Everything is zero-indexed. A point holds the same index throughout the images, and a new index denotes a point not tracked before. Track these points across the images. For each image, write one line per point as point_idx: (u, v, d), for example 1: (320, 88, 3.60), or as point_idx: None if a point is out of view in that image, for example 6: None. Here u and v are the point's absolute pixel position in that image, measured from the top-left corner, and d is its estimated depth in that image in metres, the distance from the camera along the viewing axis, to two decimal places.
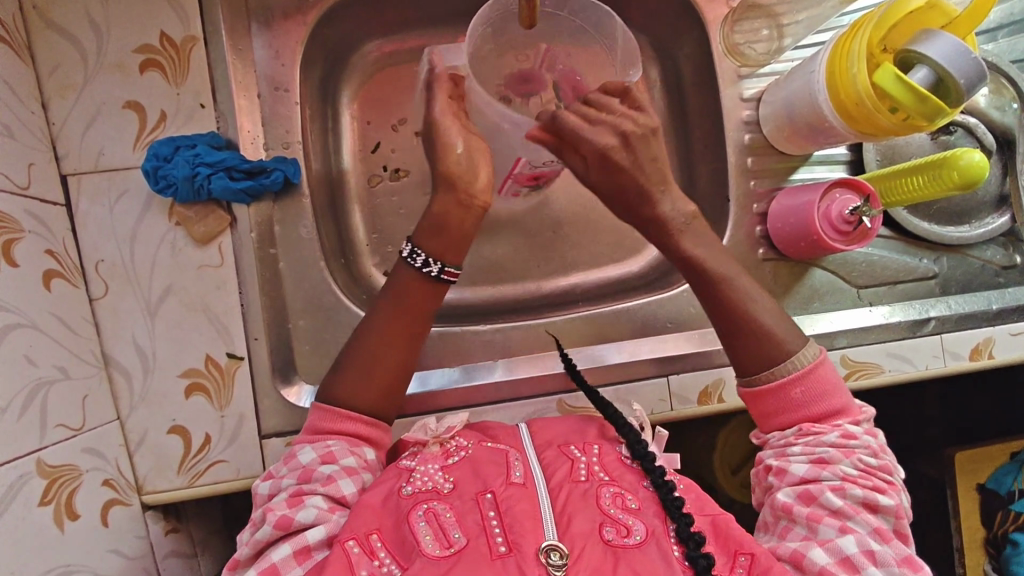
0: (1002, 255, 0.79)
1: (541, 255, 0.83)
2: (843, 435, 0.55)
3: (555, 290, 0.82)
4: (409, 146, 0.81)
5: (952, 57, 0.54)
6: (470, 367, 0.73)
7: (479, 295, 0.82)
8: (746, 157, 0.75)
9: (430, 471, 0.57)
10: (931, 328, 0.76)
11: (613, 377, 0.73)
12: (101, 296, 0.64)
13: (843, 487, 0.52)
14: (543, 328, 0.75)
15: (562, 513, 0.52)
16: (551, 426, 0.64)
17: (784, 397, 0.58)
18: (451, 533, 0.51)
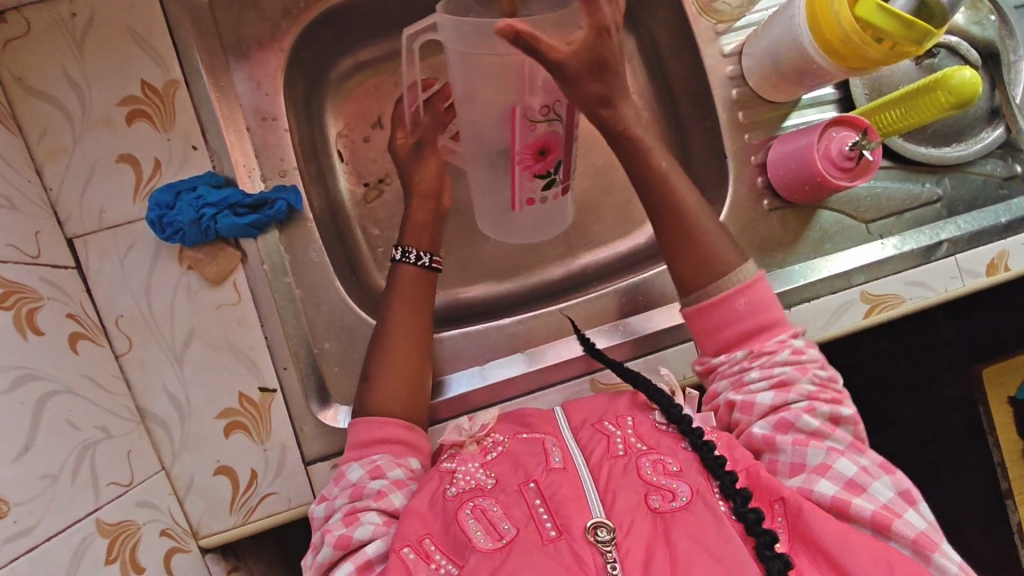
0: (1002, 167, 0.79)
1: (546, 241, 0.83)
2: (793, 351, 0.60)
3: (566, 274, 0.83)
4: None
5: None
6: (493, 363, 0.74)
7: (493, 290, 0.82)
8: (736, 111, 0.76)
9: (471, 469, 0.58)
10: (944, 250, 0.76)
11: (641, 349, 0.74)
12: (126, 351, 0.65)
13: (812, 406, 0.57)
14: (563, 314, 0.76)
15: (607, 492, 0.51)
16: (587, 410, 0.63)
17: (728, 311, 0.62)
18: (500, 525, 0.51)
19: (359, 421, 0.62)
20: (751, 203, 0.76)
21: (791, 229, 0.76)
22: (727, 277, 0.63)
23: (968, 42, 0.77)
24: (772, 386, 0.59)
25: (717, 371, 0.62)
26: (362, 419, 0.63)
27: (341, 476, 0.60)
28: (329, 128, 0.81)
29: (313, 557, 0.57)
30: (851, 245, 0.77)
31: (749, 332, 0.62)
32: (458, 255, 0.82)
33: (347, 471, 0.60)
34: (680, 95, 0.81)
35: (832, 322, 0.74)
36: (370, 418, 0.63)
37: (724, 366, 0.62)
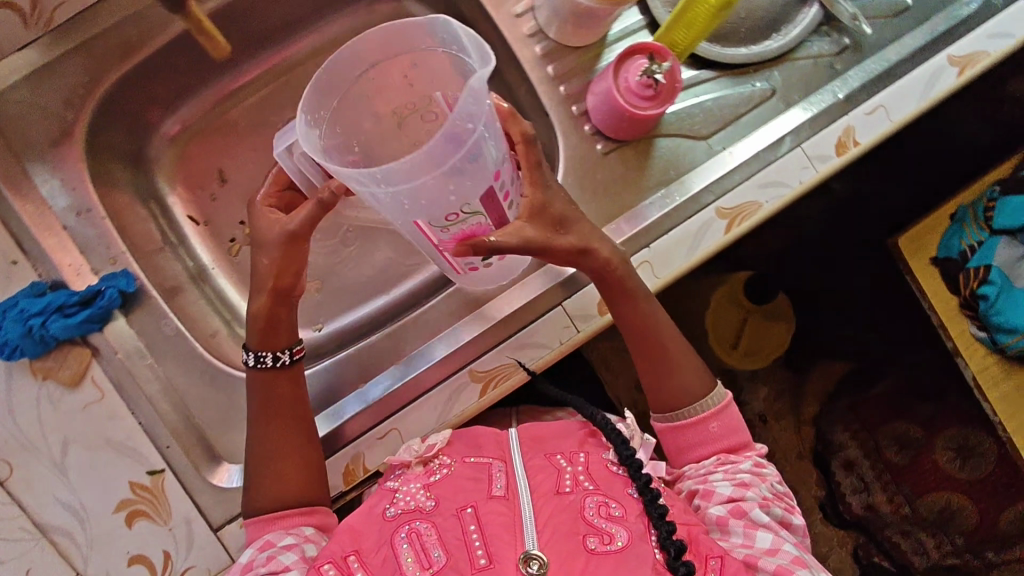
0: (829, 44, 0.78)
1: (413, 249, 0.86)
2: (754, 464, 0.68)
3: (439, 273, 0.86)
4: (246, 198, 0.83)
5: None
6: (375, 382, 0.73)
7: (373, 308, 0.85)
8: (546, 66, 0.75)
9: (412, 490, 0.63)
10: (788, 145, 0.74)
11: (512, 327, 0.73)
12: (8, 476, 0.65)
13: (764, 504, 0.64)
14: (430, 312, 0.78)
15: (542, 525, 0.57)
16: (540, 434, 0.70)
17: (703, 431, 0.70)
18: (432, 553, 0.56)
19: (249, 522, 0.63)
20: (586, 151, 0.75)
21: (632, 165, 0.75)
22: (694, 406, 0.71)
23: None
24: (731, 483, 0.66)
25: (687, 473, 0.70)
26: (255, 519, 0.63)
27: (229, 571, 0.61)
28: (167, 197, 0.81)
29: None
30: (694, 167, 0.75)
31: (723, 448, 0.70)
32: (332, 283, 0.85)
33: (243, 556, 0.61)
34: None
35: (695, 246, 0.71)
36: (260, 518, 0.63)
37: (690, 470, 0.70)
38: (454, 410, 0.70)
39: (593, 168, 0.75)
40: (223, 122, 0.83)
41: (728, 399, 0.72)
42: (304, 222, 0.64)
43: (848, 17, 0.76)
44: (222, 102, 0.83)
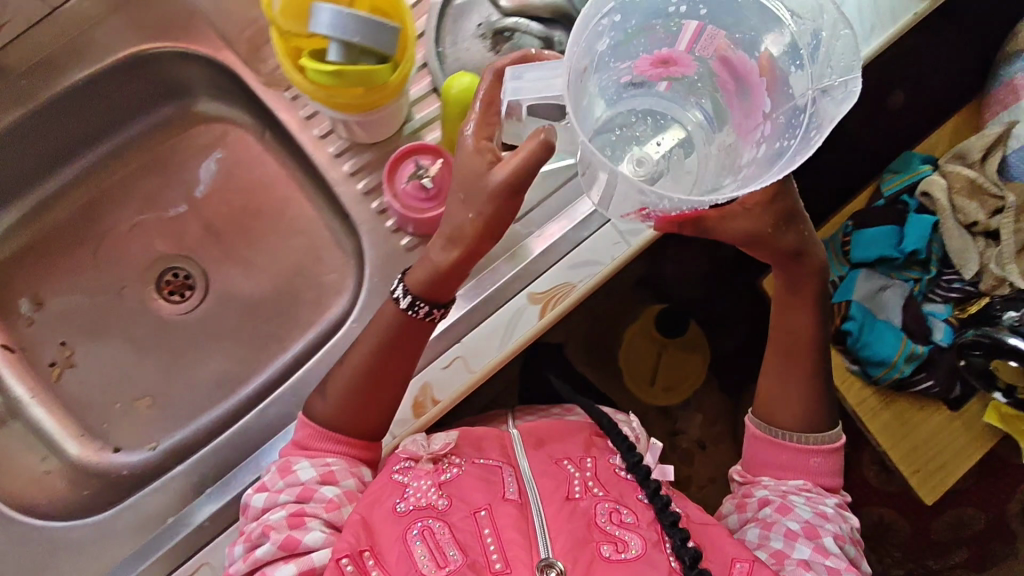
0: None
1: (257, 348, 0.86)
2: (838, 507, 0.70)
3: (282, 367, 0.85)
4: (62, 314, 0.83)
5: (337, 26, 0.49)
6: (181, 515, 0.70)
7: (217, 413, 0.84)
8: (343, 164, 0.74)
9: (423, 488, 0.64)
10: (596, 221, 0.74)
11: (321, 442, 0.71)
12: None
13: (838, 539, 0.66)
14: (252, 423, 0.75)
15: (557, 530, 0.59)
16: (545, 435, 0.74)
17: (803, 461, 0.73)
18: (448, 551, 0.58)
19: (308, 428, 0.67)
20: (389, 247, 0.73)
21: None
22: (819, 435, 0.73)
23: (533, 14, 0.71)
24: (816, 511, 0.68)
25: (762, 482, 0.72)
26: (311, 426, 0.67)
27: (290, 471, 0.63)
28: None
29: (247, 549, 0.59)
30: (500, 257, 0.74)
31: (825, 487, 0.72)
32: (172, 393, 0.84)
33: (297, 468, 0.64)
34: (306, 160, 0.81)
35: (507, 337, 0.72)
36: (313, 426, 0.68)
37: (772, 484, 0.72)
38: None
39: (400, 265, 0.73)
40: (36, 240, 0.84)
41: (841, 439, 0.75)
42: (506, 179, 0.56)
43: None
44: (34, 225, 0.84)
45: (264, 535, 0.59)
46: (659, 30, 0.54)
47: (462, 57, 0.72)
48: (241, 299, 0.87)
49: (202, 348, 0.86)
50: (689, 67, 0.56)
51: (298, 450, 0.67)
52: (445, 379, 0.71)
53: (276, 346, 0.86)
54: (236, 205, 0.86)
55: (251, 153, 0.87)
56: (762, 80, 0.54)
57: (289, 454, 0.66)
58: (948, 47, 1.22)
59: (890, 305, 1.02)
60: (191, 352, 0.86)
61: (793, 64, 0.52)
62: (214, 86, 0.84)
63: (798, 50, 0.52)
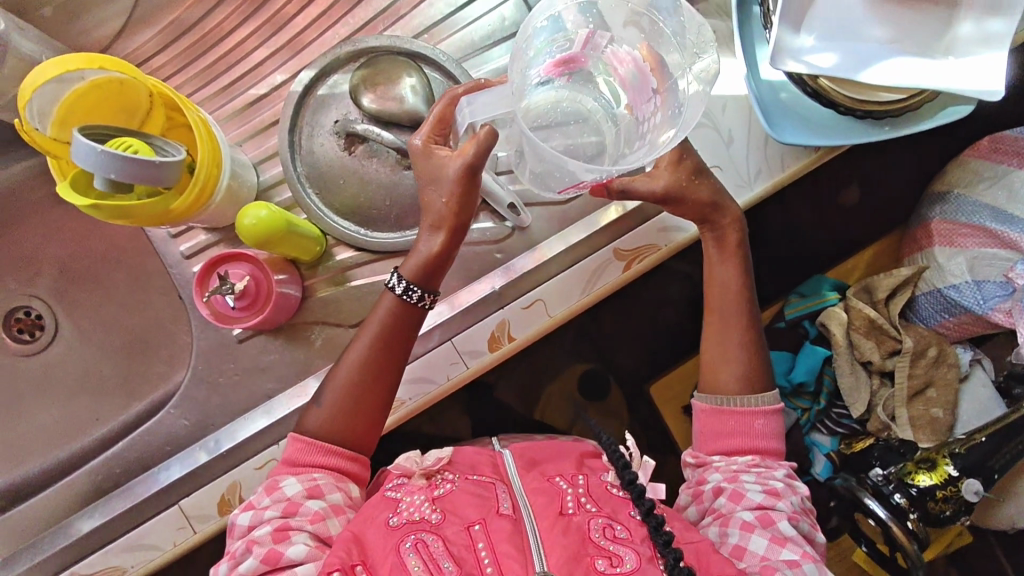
0: (495, 227, 0.75)
1: (102, 399, 0.84)
2: (787, 475, 0.67)
3: (120, 425, 0.82)
4: None
5: (86, 163, 0.47)
6: None
7: (51, 462, 0.82)
8: (178, 246, 0.72)
9: (416, 502, 0.61)
10: (438, 338, 0.72)
11: (122, 527, 0.69)
12: None
13: (792, 518, 0.62)
14: (69, 487, 0.75)
15: (551, 545, 0.54)
16: (534, 462, 0.72)
17: (748, 425, 0.68)
18: (441, 562, 0.53)
19: (299, 440, 0.63)
20: (220, 334, 0.72)
21: (272, 352, 0.72)
22: (747, 397, 0.69)
23: (390, 120, 0.70)
24: (765, 491, 0.63)
25: (713, 463, 0.67)
26: (303, 439, 0.64)
27: (276, 488, 0.60)
28: None
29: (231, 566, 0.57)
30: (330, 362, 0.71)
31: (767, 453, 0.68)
32: (10, 436, 0.83)
33: (284, 483, 0.61)
34: None
35: None
36: (307, 439, 0.64)
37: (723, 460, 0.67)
38: None
39: (227, 357, 0.72)
40: None
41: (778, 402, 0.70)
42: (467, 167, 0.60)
43: (507, 207, 0.72)
44: None
45: (247, 551, 0.56)
46: (542, 45, 0.61)
47: (316, 150, 0.71)
48: (92, 348, 0.85)
49: (47, 392, 0.84)
50: (582, 64, 0.63)
51: (288, 464, 0.63)
52: (257, 480, 0.68)
53: (117, 402, 0.83)
54: (89, 255, 0.85)
55: None
56: (646, 66, 0.61)
57: (278, 469, 0.63)
58: (903, 154, 1.13)
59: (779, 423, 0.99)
60: (36, 394, 0.84)
61: (669, 56, 0.61)
62: None
63: (674, 40, 0.61)
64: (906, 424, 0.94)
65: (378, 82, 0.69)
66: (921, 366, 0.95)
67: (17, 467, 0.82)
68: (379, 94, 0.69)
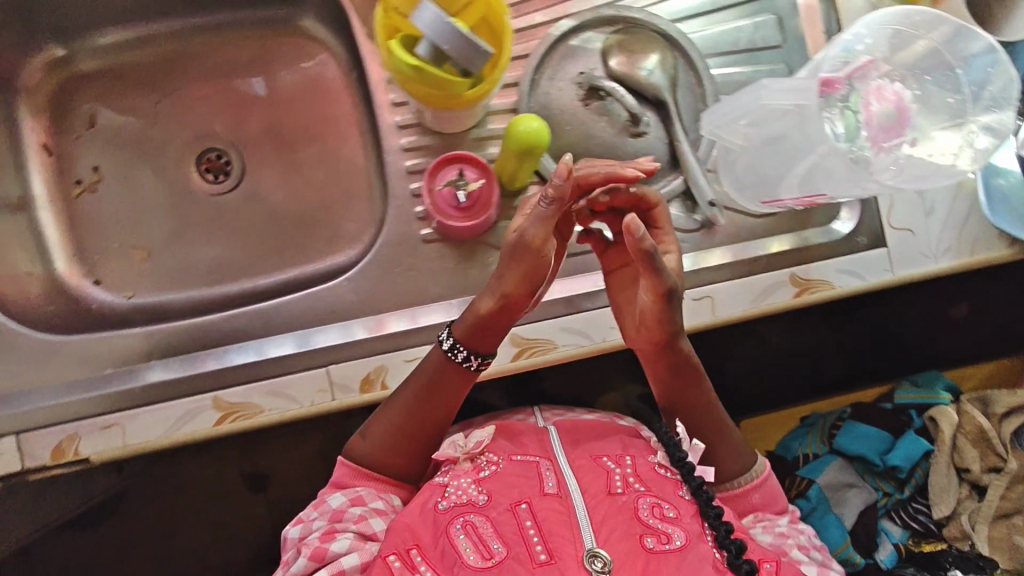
0: (684, 218, 0.76)
1: (255, 254, 0.88)
2: (792, 521, 0.70)
3: (269, 285, 0.87)
4: (98, 144, 0.87)
5: (434, 25, 0.50)
6: (115, 373, 0.73)
7: (197, 296, 0.86)
8: (400, 137, 0.75)
9: (463, 485, 0.63)
10: (604, 300, 0.74)
11: (267, 370, 0.72)
12: None
13: (805, 548, 0.65)
14: (202, 328, 0.75)
15: (600, 525, 0.58)
16: (579, 436, 0.72)
17: (747, 502, 0.71)
18: (491, 545, 0.57)
19: (342, 463, 0.68)
20: (408, 230, 0.75)
21: (449, 261, 0.75)
22: (738, 477, 0.71)
23: (633, 86, 0.74)
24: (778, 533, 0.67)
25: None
26: (344, 460, 0.68)
27: (322, 502, 0.65)
28: (26, 122, 0.84)
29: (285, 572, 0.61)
30: None
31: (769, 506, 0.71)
32: (165, 258, 0.87)
33: (329, 499, 0.65)
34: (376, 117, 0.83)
35: None
36: (352, 464, 0.68)
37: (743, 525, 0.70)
38: (182, 429, 0.70)
39: (409, 252, 0.75)
40: (114, 72, 0.87)
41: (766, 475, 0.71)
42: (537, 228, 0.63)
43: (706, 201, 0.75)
44: (117, 57, 0.88)
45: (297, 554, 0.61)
46: (831, 57, 0.66)
47: (552, 93, 0.74)
48: (264, 207, 0.89)
49: (207, 232, 0.88)
50: (848, 82, 0.64)
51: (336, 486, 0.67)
52: (404, 372, 0.72)
53: (273, 262, 0.88)
54: (295, 124, 0.90)
55: (331, 85, 0.90)
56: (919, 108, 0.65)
57: (326, 491, 0.68)
58: None
59: (851, 504, 0.95)
60: (198, 230, 0.88)
61: (948, 111, 0.66)
62: (327, 11, 0.86)
63: (955, 96, 0.66)
64: (985, 540, 0.93)
65: (633, 50, 0.74)
66: (1016, 491, 0.94)
67: (170, 287, 0.87)
68: (631, 61, 0.74)
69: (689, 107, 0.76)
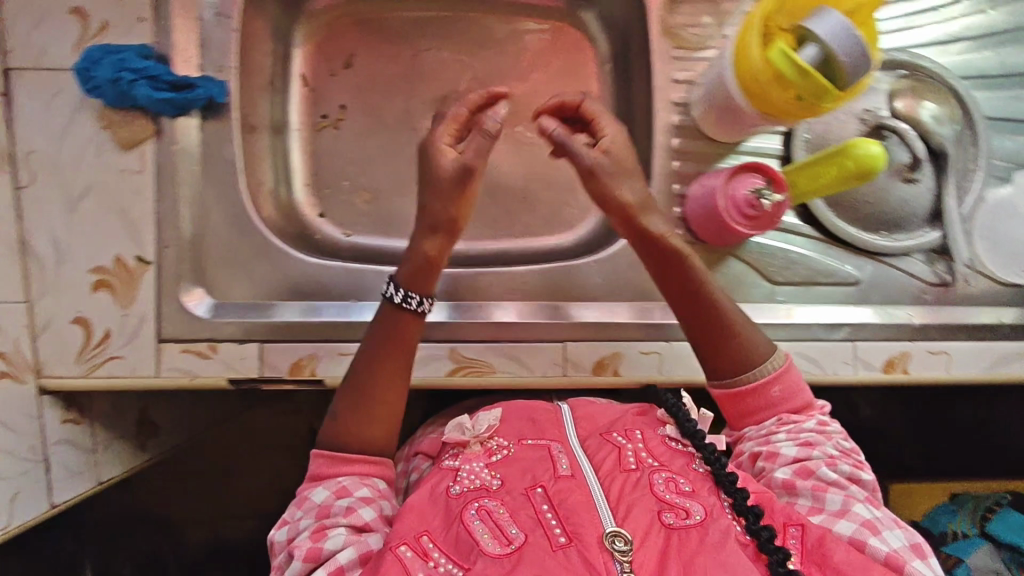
0: (929, 271, 0.76)
1: (472, 218, 0.89)
2: (818, 422, 0.66)
3: (482, 252, 0.88)
4: (350, 81, 0.87)
5: (836, 32, 0.52)
6: (360, 304, 0.75)
7: (410, 247, 0.88)
8: (672, 136, 0.75)
9: (476, 468, 0.62)
10: (843, 334, 0.74)
11: (505, 334, 0.73)
12: (27, 185, 0.68)
13: (832, 462, 0.62)
14: (448, 280, 0.75)
15: (618, 502, 0.57)
16: (597, 418, 0.71)
17: (765, 396, 0.67)
18: (508, 529, 0.55)
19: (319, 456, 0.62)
20: None
21: None
22: (751, 371, 0.67)
23: (919, 131, 0.75)
24: (797, 440, 0.65)
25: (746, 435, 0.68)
26: (322, 454, 0.62)
27: (305, 499, 0.60)
28: (295, 47, 0.85)
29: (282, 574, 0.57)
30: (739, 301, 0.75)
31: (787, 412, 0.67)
32: (388, 203, 0.88)
33: (312, 494, 0.60)
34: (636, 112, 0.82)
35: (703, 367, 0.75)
36: (328, 453, 0.63)
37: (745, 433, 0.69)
38: (414, 372, 0.72)
39: None
40: (380, 16, 0.87)
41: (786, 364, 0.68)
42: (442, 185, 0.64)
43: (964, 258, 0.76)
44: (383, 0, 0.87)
45: (291, 556, 0.56)
46: None
47: (834, 122, 0.75)
48: (488, 177, 0.89)
49: None
50: None
51: (313, 480, 0.62)
52: (637, 362, 0.74)
53: (491, 231, 0.89)
54: (539, 103, 0.88)
55: (584, 72, 0.89)
56: None
57: (303, 487, 0.63)
58: None
59: None
60: None
61: None
62: None
63: None
64: None
65: (925, 98, 0.76)
66: None
67: (386, 234, 0.88)
68: (918, 108, 0.75)
69: (962, 162, 0.77)
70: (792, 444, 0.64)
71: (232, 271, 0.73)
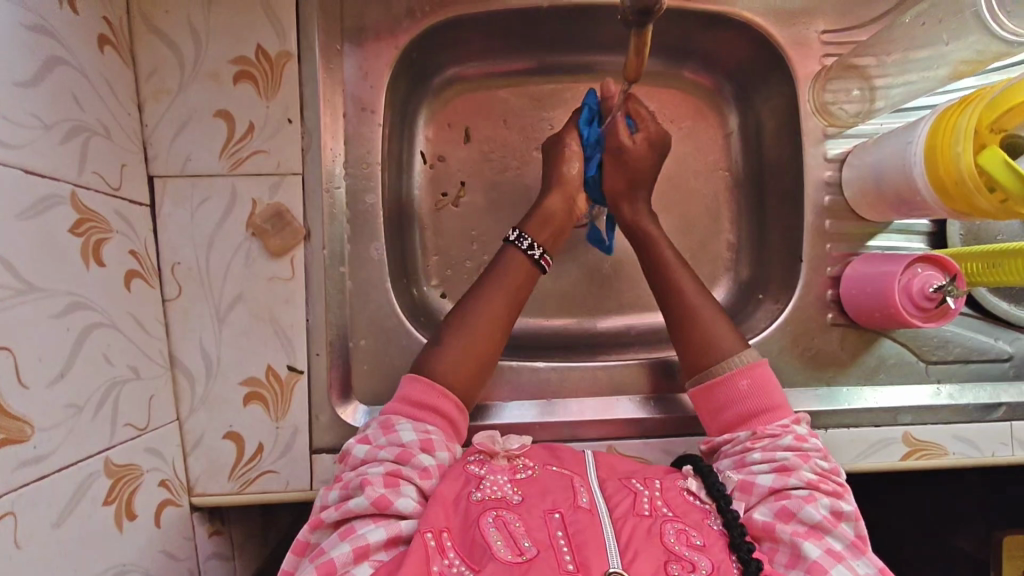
0: None
1: (596, 291, 0.84)
2: (795, 438, 0.61)
3: (611, 329, 0.84)
4: (465, 157, 0.83)
5: None
6: (510, 405, 0.73)
7: (540, 326, 0.83)
8: (824, 218, 0.74)
9: (499, 480, 0.56)
10: (1000, 414, 0.73)
11: (665, 429, 0.71)
12: (174, 297, 0.66)
13: (812, 497, 0.55)
14: (601, 372, 0.74)
15: (628, 546, 0.49)
16: (615, 460, 0.63)
17: (731, 389, 0.64)
18: (521, 542, 0.49)
19: (419, 381, 0.63)
20: (816, 313, 0.74)
21: (849, 349, 0.74)
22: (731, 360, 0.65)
23: None
24: (773, 471, 0.58)
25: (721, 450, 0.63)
26: (424, 381, 0.63)
27: (392, 429, 0.59)
28: (418, 128, 0.83)
29: (341, 501, 0.55)
30: (894, 381, 0.74)
31: (750, 412, 0.63)
32: None
33: (399, 427, 0.60)
34: (770, 186, 0.80)
35: (865, 455, 0.71)
36: (427, 383, 0.63)
37: (727, 446, 0.63)
38: None
39: (816, 333, 0.74)
40: (499, 92, 0.83)
41: (754, 363, 0.65)
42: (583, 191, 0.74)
43: None
44: (505, 76, 0.83)
45: (360, 488, 0.55)
46: None
47: None
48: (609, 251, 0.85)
49: (558, 264, 0.84)
50: None
51: (406, 404, 0.62)
52: None
53: (615, 306, 0.84)
54: None
55: None
56: None
57: (394, 409, 0.62)
58: None
59: None
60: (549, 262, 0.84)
61: None
62: None
63: None
64: None
65: None
66: None
67: None
68: None
69: None
70: (767, 472, 0.58)
71: (384, 374, 0.71)
